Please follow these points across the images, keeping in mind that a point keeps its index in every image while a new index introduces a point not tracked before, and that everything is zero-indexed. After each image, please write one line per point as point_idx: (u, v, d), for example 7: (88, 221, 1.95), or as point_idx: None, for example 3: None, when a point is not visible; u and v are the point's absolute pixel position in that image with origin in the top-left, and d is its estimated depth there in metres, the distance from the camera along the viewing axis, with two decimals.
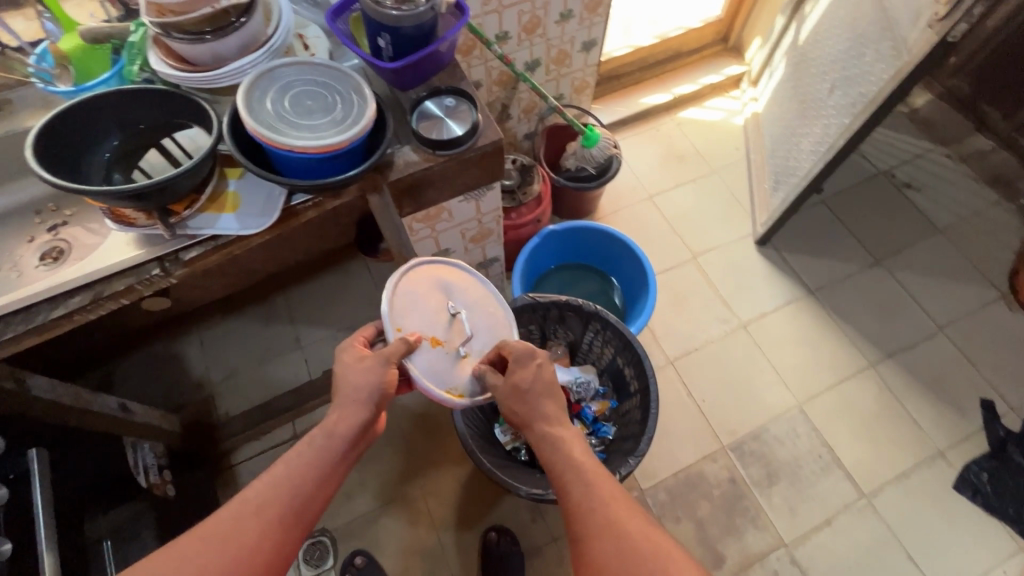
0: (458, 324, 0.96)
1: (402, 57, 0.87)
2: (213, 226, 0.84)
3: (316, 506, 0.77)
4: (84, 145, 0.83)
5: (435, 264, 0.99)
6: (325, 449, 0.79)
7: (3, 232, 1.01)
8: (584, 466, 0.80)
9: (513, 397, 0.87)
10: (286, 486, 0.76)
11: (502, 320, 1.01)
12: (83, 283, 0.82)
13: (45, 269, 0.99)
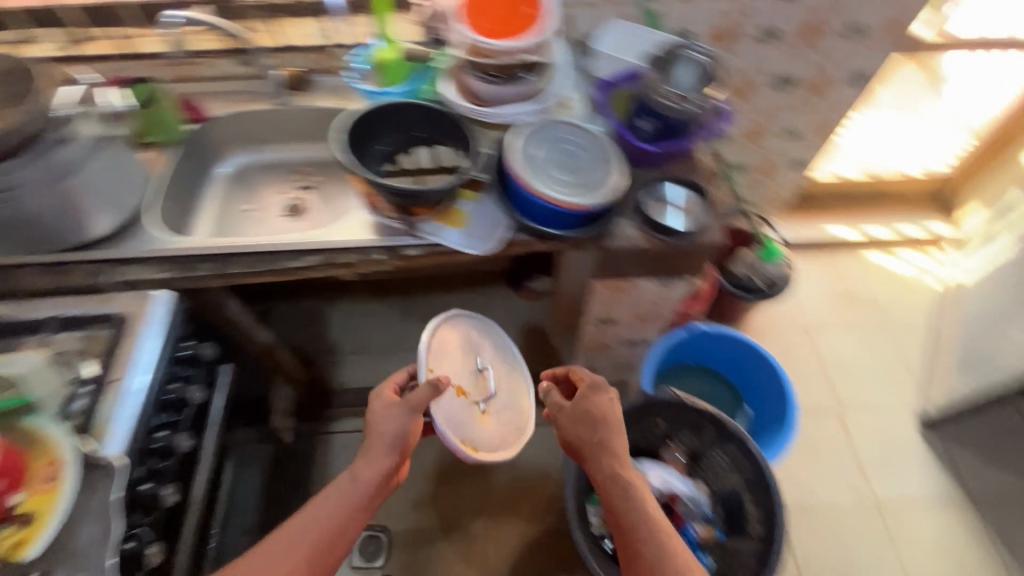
0: (483, 380, 1.10)
1: (653, 142, 0.93)
2: (438, 235, 0.92)
3: (345, 542, 0.80)
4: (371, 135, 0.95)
5: (467, 331, 1.14)
6: (353, 490, 0.83)
7: (267, 179, 1.21)
8: (646, 515, 0.81)
9: (591, 432, 0.92)
10: (315, 527, 0.78)
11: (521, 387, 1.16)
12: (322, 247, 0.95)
13: (285, 219, 1.17)
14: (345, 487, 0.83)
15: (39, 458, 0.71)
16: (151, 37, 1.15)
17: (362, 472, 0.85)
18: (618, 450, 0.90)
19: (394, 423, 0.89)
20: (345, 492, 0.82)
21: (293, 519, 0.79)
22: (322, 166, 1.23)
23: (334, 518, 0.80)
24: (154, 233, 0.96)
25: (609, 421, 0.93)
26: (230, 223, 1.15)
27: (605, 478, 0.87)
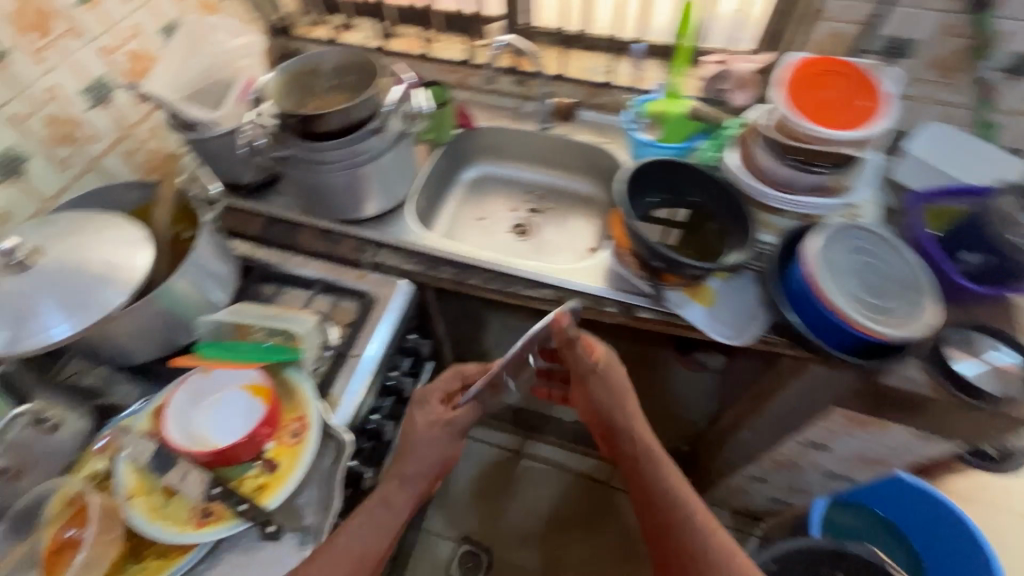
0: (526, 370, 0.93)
1: (976, 280, 0.81)
2: (681, 308, 0.86)
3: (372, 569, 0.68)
4: (647, 186, 0.94)
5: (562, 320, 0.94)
6: (389, 519, 0.72)
7: (502, 194, 1.25)
8: (668, 492, 0.79)
9: (611, 399, 0.87)
10: (362, 549, 0.68)
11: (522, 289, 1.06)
12: (555, 283, 0.95)
13: (510, 236, 1.20)
14: (391, 487, 0.73)
15: (289, 410, 0.76)
16: (447, 44, 1.26)
17: (405, 472, 0.75)
18: (624, 393, 0.87)
19: (438, 446, 0.77)
20: (391, 494, 0.73)
21: (328, 537, 0.68)
22: (555, 194, 1.24)
23: (380, 533, 0.70)
24: (409, 225, 1.04)
25: (614, 375, 0.87)
26: (460, 226, 1.20)
27: (660, 484, 0.80)
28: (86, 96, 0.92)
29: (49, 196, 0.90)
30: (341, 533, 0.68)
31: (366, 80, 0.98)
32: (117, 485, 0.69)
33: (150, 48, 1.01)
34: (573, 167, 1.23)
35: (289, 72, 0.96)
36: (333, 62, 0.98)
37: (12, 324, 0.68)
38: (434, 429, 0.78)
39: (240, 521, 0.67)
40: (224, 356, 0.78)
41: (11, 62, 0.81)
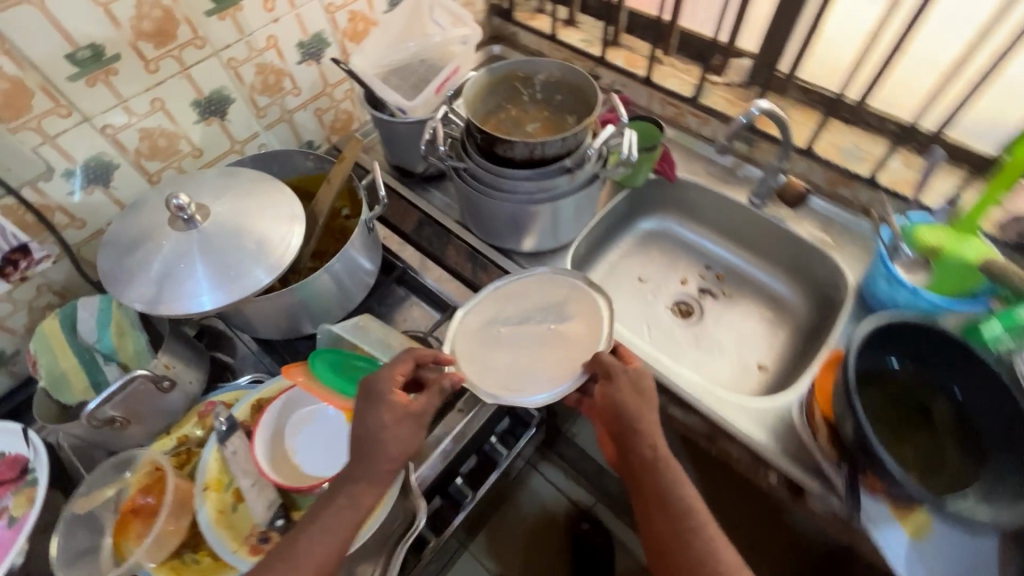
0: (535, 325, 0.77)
1: None
2: (874, 525, 0.63)
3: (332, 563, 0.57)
4: (891, 344, 0.70)
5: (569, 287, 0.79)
6: (357, 516, 0.59)
7: (675, 259, 1.06)
8: (698, 545, 0.58)
9: (632, 413, 0.65)
10: (329, 541, 0.58)
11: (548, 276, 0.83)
12: (712, 416, 0.75)
13: (668, 311, 1.00)
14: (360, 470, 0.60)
15: None
16: (672, 70, 1.08)
17: (366, 457, 0.60)
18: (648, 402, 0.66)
19: (409, 444, 0.61)
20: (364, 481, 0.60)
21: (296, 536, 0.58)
22: (736, 279, 1.03)
23: (345, 519, 0.59)
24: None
25: (643, 386, 0.66)
26: (615, 278, 1.04)
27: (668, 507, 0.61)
28: (300, 50, 0.90)
29: (239, 139, 0.91)
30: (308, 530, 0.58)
31: (573, 105, 0.86)
32: (199, 470, 0.66)
33: (372, 11, 0.97)
34: (772, 257, 1.00)
35: (497, 73, 0.87)
36: (546, 79, 0.87)
37: (166, 285, 0.67)
38: (397, 418, 0.61)
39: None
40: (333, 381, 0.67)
41: (245, 6, 0.79)
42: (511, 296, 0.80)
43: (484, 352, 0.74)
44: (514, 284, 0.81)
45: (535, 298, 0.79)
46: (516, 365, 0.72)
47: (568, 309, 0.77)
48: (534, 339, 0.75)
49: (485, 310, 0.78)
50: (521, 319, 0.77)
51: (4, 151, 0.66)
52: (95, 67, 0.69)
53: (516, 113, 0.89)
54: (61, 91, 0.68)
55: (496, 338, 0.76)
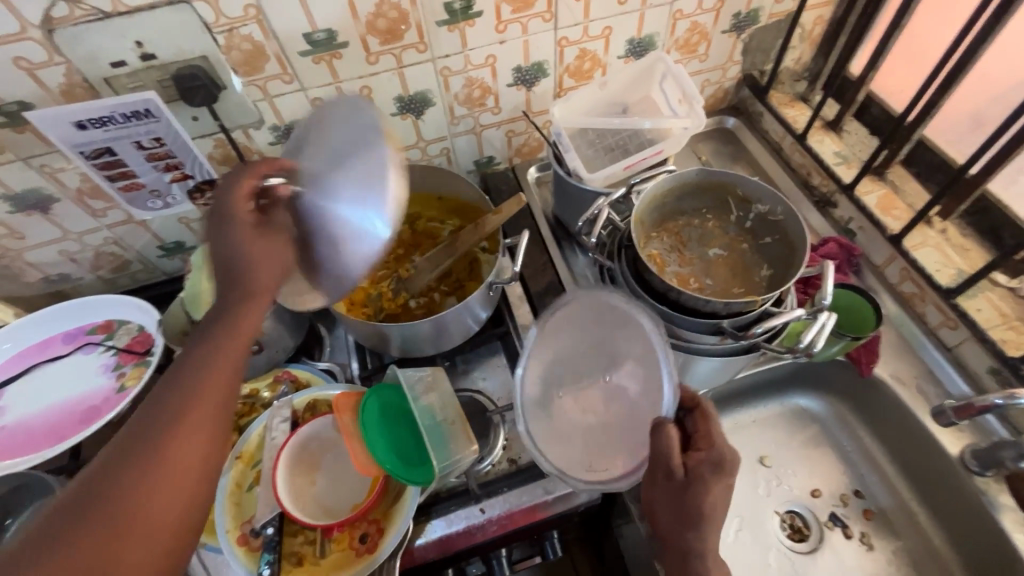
0: (592, 378, 0.67)
1: None
2: None
3: (212, 431, 0.44)
4: None
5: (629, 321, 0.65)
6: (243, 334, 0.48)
7: (817, 461, 0.84)
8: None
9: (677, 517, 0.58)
10: (204, 400, 0.44)
11: (608, 320, 0.67)
12: None
13: (777, 520, 0.80)
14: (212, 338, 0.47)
15: (378, 510, 0.67)
16: (940, 237, 0.81)
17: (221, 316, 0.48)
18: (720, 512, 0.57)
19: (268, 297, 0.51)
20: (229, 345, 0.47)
21: (120, 457, 0.41)
22: (890, 530, 0.78)
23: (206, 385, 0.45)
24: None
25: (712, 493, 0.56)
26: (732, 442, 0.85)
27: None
28: (515, 74, 0.86)
29: (426, 138, 0.92)
30: (144, 425, 0.42)
31: (775, 258, 0.69)
32: (241, 438, 0.71)
33: (606, 53, 0.88)
34: (958, 539, 0.73)
35: (712, 177, 0.71)
36: (764, 212, 0.70)
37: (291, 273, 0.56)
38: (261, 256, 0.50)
39: (268, 561, 0.62)
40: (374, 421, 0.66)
41: (477, 23, 0.77)
42: (563, 340, 0.69)
43: (551, 419, 0.67)
44: (560, 322, 0.69)
45: (590, 340, 0.68)
46: (591, 440, 0.65)
47: (622, 350, 0.66)
48: (601, 400, 0.66)
49: (536, 369, 0.69)
50: (584, 375, 0.68)
51: (231, 98, 0.74)
52: (325, 49, 0.73)
53: (705, 228, 0.73)
54: (291, 62, 0.73)
55: (560, 401, 0.68)
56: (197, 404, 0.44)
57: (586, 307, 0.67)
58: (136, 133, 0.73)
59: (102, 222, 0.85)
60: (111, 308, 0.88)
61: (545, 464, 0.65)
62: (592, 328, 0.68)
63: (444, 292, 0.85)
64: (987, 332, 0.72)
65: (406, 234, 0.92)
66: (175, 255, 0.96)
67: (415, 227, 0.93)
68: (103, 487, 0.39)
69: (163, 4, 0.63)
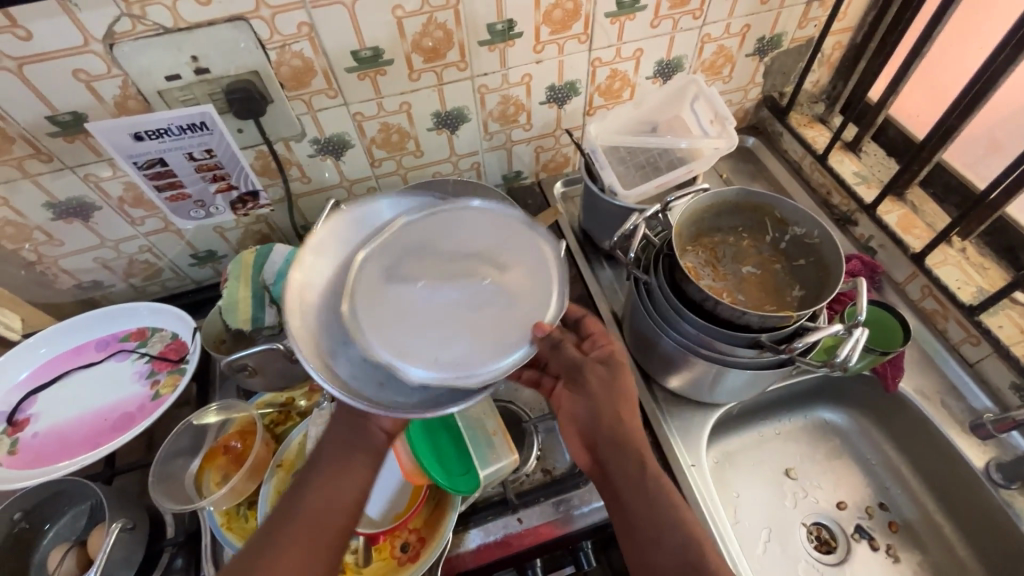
0: (456, 276, 0.59)
1: None
2: None
3: (338, 476, 0.60)
4: None
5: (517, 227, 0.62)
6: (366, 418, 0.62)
7: (840, 473, 0.86)
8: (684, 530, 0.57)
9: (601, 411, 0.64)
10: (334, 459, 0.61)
11: (492, 221, 0.63)
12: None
13: (804, 533, 0.81)
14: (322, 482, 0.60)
15: (419, 519, 0.68)
16: (960, 256, 0.83)
17: (323, 464, 0.61)
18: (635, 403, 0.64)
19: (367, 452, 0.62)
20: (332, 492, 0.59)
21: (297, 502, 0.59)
22: (916, 542, 0.79)
23: (313, 529, 0.57)
24: (696, 435, 0.80)
25: (620, 379, 0.64)
26: (759, 454, 0.87)
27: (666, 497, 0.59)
28: (548, 93, 0.89)
29: (458, 152, 0.94)
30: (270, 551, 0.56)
31: (808, 280, 0.71)
32: (281, 447, 0.73)
33: (635, 74, 0.91)
34: (983, 551, 0.75)
35: (751, 198, 0.75)
36: (801, 236, 0.73)
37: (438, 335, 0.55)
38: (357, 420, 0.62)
39: None
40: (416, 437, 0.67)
41: (517, 44, 0.79)
42: (421, 234, 0.62)
43: (392, 311, 0.57)
44: (425, 221, 0.62)
45: (459, 242, 0.61)
46: (444, 333, 0.56)
47: (504, 252, 0.60)
48: (468, 300, 0.58)
49: (381, 255, 0.60)
50: (440, 271, 0.59)
51: (276, 112, 0.76)
52: (370, 65, 0.75)
53: (739, 247, 0.76)
54: (337, 78, 0.75)
55: (413, 293, 0.58)
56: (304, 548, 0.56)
57: (463, 214, 0.63)
58: (188, 145, 0.74)
59: (139, 230, 0.86)
60: (145, 315, 0.88)
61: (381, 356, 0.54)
62: (471, 225, 0.62)
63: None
64: (1009, 348, 0.74)
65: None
66: (206, 263, 0.96)
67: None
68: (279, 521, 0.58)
69: (222, 21, 0.65)
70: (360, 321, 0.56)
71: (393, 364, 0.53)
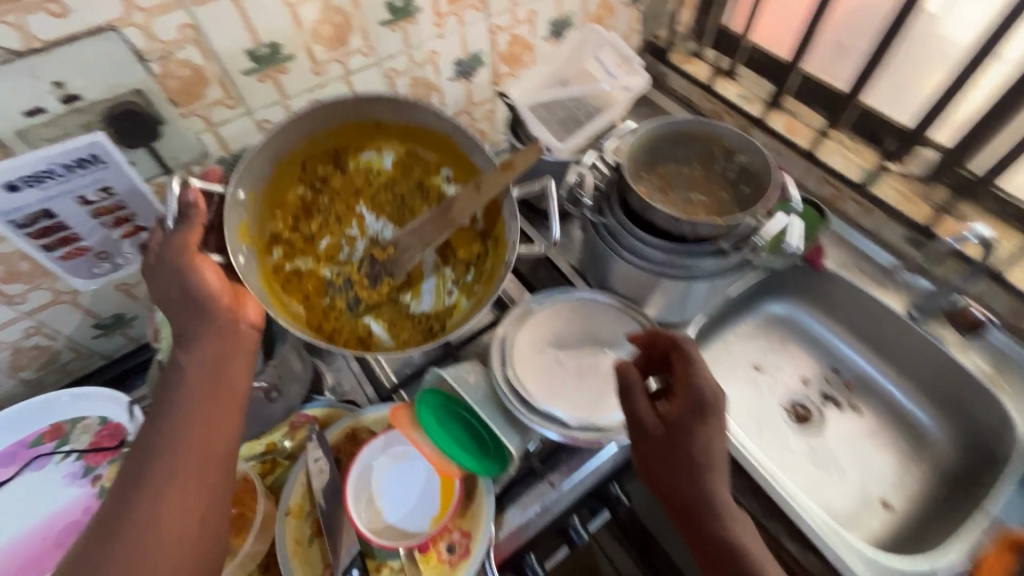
0: (589, 350, 0.75)
1: None
2: None
3: (207, 412, 0.53)
4: None
5: (613, 309, 0.79)
6: (231, 341, 0.57)
7: (797, 354, 0.96)
8: None
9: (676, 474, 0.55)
10: (210, 401, 0.53)
11: (593, 307, 0.79)
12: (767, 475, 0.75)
13: (787, 415, 0.90)
14: (199, 409, 0.52)
15: (459, 515, 0.65)
16: (839, 146, 0.96)
17: (191, 389, 0.53)
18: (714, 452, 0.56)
19: (237, 362, 0.56)
20: (212, 413, 0.53)
21: (158, 457, 0.50)
22: (869, 391, 0.92)
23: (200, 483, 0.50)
24: None
25: (689, 438, 0.56)
26: (732, 364, 0.95)
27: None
28: (456, 67, 0.88)
29: None
30: (150, 492, 0.48)
31: (749, 203, 0.76)
32: (284, 493, 0.65)
33: (533, 36, 0.93)
34: (919, 381, 0.88)
35: (702, 127, 0.81)
36: (746, 163, 0.78)
37: (598, 394, 0.70)
38: (216, 329, 0.56)
39: None
40: (473, 464, 0.63)
41: (418, 20, 0.77)
42: (552, 318, 0.78)
43: (542, 374, 0.71)
44: (552, 309, 0.79)
45: (583, 327, 0.77)
46: (590, 390, 0.70)
47: (610, 330, 0.77)
48: (604, 367, 0.73)
49: (525, 336, 0.75)
50: (569, 345, 0.75)
51: (172, 134, 0.67)
52: (269, 64, 0.69)
53: (692, 174, 0.81)
54: (234, 84, 0.67)
55: (555, 362, 0.73)
56: (188, 450, 0.50)
57: (573, 300, 0.80)
58: (80, 185, 0.64)
59: (21, 309, 0.71)
60: (57, 408, 0.74)
61: (543, 414, 0.67)
62: (586, 311, 0.79)
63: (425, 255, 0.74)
64: (898, 209, 0.88)
65: (337, 180, 0.74)
66: (114, 331, 0.83)
67: (343, 164, 0.73)
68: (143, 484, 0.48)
69: (87, 34, 0.55)
70: (550, 381, 0.70)
71: (549, 410, 0.67)
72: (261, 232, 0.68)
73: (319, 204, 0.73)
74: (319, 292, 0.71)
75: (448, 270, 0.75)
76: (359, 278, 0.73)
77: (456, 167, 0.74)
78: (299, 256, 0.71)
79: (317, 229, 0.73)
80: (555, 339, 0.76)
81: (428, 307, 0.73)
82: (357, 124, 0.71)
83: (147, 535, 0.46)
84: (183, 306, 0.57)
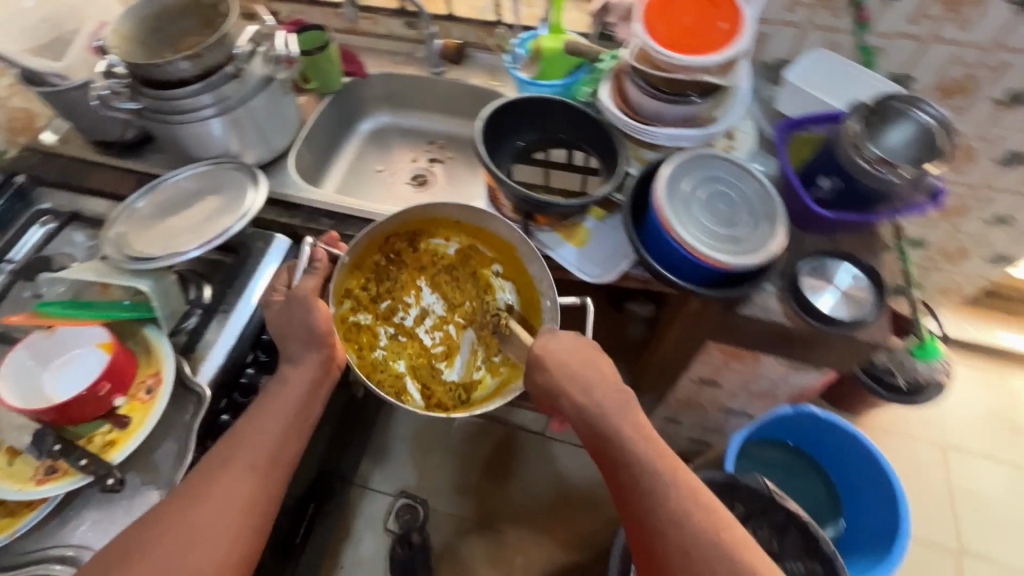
0: (193, 209, 0.90)
1: (837, 206, 0.78)
2: (554, 248, 0.85)
3: (276, 423, 0.70)
4: (510, 126, 0.90)
5: (200, 173, 0.94)
6: (319, 378, 0.73)
7: (401, 144, 1.21)
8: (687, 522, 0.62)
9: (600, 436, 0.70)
10: (279, 413, 0.70)
11: (184, 182, 0.93)
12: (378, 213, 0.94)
13: (410, 187, 1.16)
14: (281, 424, 0.70)
15: (146, 366, 0.76)
16: None
17: (281, 399, 0.71)
18: (594, 390, 0.71)
19: (316, 392, 0.73)
20: (274, 419, 0.70)
21: (235, 447, 0.67)
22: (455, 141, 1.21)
23: (261, 478, 0.66)
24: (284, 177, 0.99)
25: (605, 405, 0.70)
26: (360, 178, 1.17)
27: (627, 499, 0.66)
28: None
29: None
30: (227, 478, 0.65)
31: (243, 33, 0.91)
32: None
33: None
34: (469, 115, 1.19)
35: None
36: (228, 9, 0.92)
37: (206, 225, 0.86)
38: (317, 361, 0.73)
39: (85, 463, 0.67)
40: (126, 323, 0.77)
41: None
42: (154, 208, 0.90)
43: (157, 240, 0.85)
44: (150, 202, 0.91)
45: (182, 198, 0.92)
46: (202, 228, 0.86)
47: (204, 188, 0.92)
48: (208, 210, 0.89)
49: (133, 229, 0.87)
50: (175, 215, 0.89)
51: None
52: None
53: (202, 39, 0.91)
54: None
55: (167, 230, 0.87)
56: (258, 448, 0.67)
57: (166, 187, 0.93)
58: None
59: None
60: None
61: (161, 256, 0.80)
62: (179, 187, 0.93)
63: (460, 325, 0.88)
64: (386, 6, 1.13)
65: (408, 255, 0.87)
66: None
67: (416, 245, 0.86)
68: (224, 457, 0.67)
69: None
70: (165, 241, 0.84)
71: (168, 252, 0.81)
72: (340, 287, 0.79)
73: (389, 271, 0.86)
74: (370, 345, 0.84)
75: (479, 349, 0.86)
76: (413, 341, 0.87)
77: (516, 290, 0.86)
78: (362, 310, 0.83)
79: (383, 292, 0.85)
80: (163, 218, 0.89)
81: (458, 375, 0.85)
82: (432, 219, 0.84)
83: (214, 492, 0.64)
84: (292, 333, 0.73)
